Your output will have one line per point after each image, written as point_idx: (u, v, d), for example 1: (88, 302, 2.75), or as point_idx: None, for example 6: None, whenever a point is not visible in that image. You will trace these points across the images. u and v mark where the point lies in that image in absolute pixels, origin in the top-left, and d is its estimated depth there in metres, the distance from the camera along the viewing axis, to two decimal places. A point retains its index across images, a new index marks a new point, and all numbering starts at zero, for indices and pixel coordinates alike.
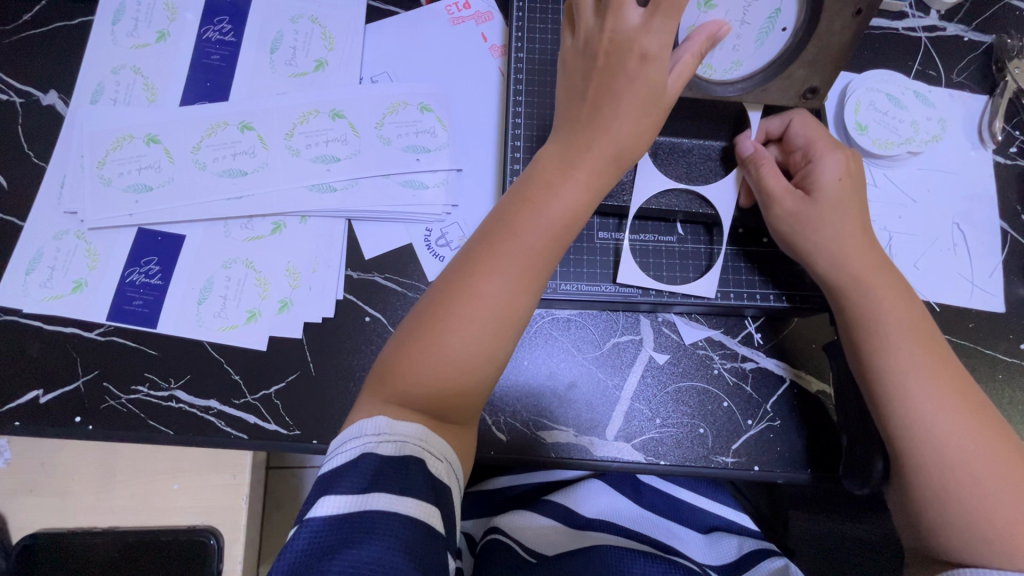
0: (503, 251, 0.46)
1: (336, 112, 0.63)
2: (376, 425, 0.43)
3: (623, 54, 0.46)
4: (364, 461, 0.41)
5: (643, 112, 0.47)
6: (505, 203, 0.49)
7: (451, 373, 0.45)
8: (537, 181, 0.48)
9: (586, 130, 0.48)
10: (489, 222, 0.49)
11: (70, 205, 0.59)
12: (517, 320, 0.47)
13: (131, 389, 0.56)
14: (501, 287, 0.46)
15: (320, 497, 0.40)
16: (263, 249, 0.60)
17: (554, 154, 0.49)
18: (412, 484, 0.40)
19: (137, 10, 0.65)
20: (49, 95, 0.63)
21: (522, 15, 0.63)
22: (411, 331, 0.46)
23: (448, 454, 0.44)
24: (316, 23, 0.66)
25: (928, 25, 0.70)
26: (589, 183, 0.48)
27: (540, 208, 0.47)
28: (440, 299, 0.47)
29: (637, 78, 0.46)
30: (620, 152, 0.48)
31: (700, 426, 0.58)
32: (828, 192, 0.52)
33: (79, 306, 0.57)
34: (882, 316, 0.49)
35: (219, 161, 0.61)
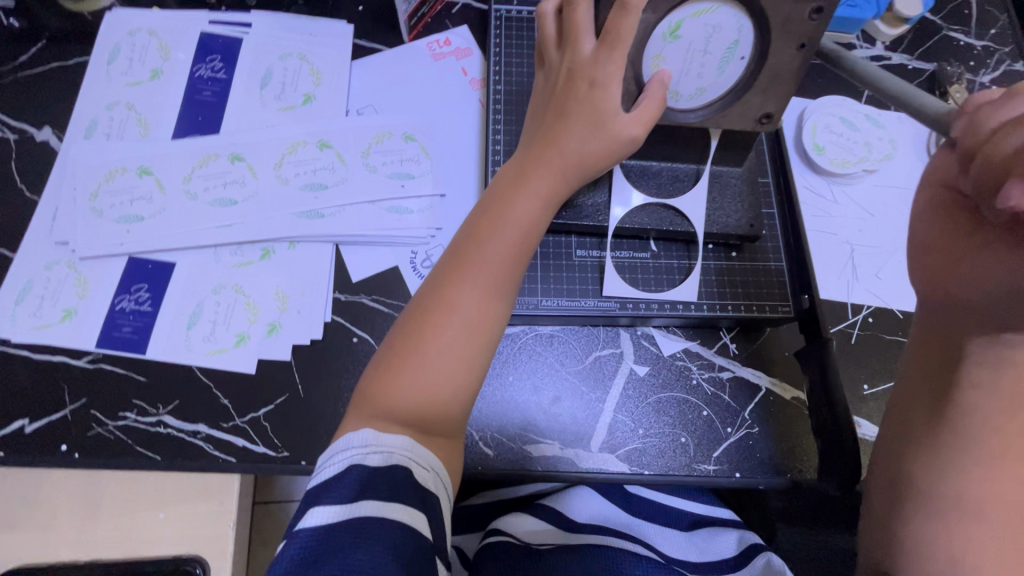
0: (471, 261, 0.50)
1: (323, 142, 0.66)
2: (362, 438, 0.44)
3: (573, 84, 0.50)
4: (351, 473, 0.42)
5: (594, 134, 0.50)
6: (480, 216, 0.52)
7: (427, 381, 0.47)
8: (503, 196, 0.52)
9: (548, 149, 0.51)
10: (463, 236, 0.52)
11: (62, 236, 0.61)
12: (488, 327, 0.50)
13: (119, 415, 0.56)
14: (474, 296, 0.49)
15: (309, 509, 0.41)
16: (253, 274, 0.61)
17: (514, 169, 0.53)
18: (401, 492, 0.42)
19: (131, 51, 0.68)
20: (43, 131, 0.65)
21: (500, 51, 0.68)
22: (390, 347, 0.49)
23: (433, 462, 0.45)
24: (305, 60, 0.69)
25: (875, 54, 0.78)
26: (543, 194, 0.51)
27: (510, 220, 0.51)
28: (420, 315, 0.49)
29: (586, 104, 0.50)
30: (576, 165, 0.51)
31: (681, 435, 0.60)
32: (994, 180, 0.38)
33: (67, 334, 0.58)
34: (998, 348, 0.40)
35: (210, 191, 0.63)
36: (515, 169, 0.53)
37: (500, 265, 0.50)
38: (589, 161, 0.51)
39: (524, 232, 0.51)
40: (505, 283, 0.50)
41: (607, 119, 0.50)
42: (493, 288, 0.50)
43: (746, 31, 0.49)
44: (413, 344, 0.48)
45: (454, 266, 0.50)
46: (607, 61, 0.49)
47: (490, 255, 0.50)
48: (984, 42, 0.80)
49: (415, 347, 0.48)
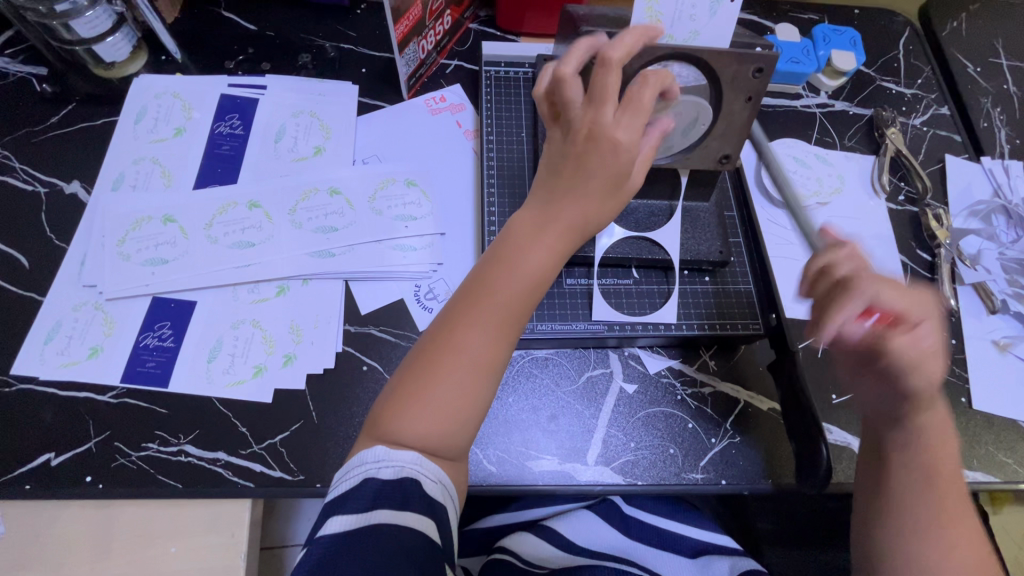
0: (483, 309, 0.50)
1: (333, 189, 0.72)
2: (375, 453, 0.47)
3: (594, 145, 0.50)
4: (367, 485, 0.46)
5: (608, 195, 0.52)
6: (490, 267, 0.52)
7: (440, 419, 0.48)
8: (515, 250, 0.52)
9: (562, 207, 0.52)
10: (473, 287, 0.52)
11: (90, 279, 0.65)
12: (494, 369, 0.51)
13: (141, 446, 0.60)
14: (485, 341, 0.50)
15: (328, 517, 0.46)
16: (269, 310, 0.66)
17: (527, 221, 0.53)
18: (412, 502, 0.46)
19: (156, 112, 0.75)
20: (72, 184, 0.71)
21: (491, 105, 0.77)
22: (408, 378, 0.50)
23: (442, 475, 0.49)
24: (315, 117, 0.77)
25: (820, 102, 0.89)
26: (555, 249, 0.52)
27: (522, 275, 0.51)
28: (431, 350, 0.50)
29: (606, 166, 0.50)
30: (586, 223, 0.52)
31: (670, 447, 0.65)
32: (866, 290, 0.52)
33: (93, 370, 0.62)
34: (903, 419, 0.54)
35: (229, 235, 0.68)
36: (523, 226, 0.53)
37: (505, 316, 0.51)
38: (601, 219, 0.53)
39: (534, 284, 0.52)
40: (511, 325, 0.52)
41: (623, 181, 0.52)
42: (502, 334, 0.51)
43: (699, 101, 0.57)
44: (422, 381, 0.49)
45: (466, 310, 0.51)
46: (625, 123, 0.50)
47: (501, 303, 0.51)
48: (913, 90, 0.92)
49: (424, 381, 0.49)
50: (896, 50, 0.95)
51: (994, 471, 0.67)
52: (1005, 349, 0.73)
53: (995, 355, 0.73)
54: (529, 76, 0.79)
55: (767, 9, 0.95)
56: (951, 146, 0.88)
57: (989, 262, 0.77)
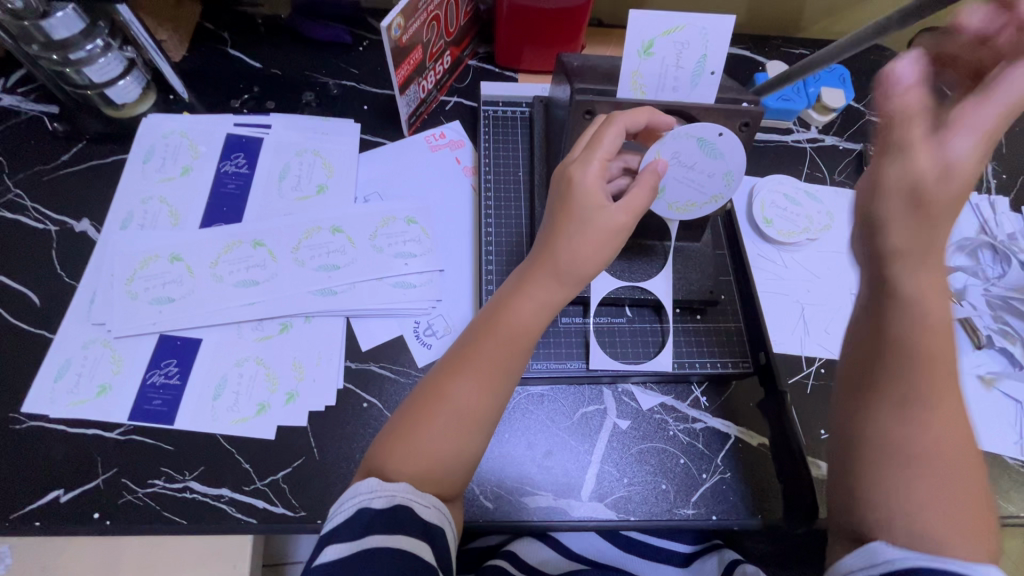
0: (469, 358, 0.54)
1: (335, 227, 0.74)
2: (370, 485, 0.49)
3: (559, 183, 0.55)
4: (361, 514, 0.47)
5: (580, 231, 0.53)
6: (482, 318, 0.57)
7: (425, 459, 0.51)
8: (502, 299, 0.56)
9: (541, 253, 0.55)
10: (466, 336, 0.57)
11: (99, 317, 0.67)
12: (480, 420, 0.54)
13: (148, 482, 0.61)
14: (469, 390, 0.53)
15: (324, 546, 0.47)
16: (272, 347, 0.68)
17: (516, 272, 0.58)
18: (404, 526, 0.47)
19: (164, 151, 0.77)
20: (82, 222, 0.73)
21: (489, 144, 0.79)
22: (399, 423, 0.54)
23: (435, 500, 0.50)
24: (318, 156, 0.79)
25: (811, 137, 0.91)
26: (536, 297, 0.55)
27: (506, 325, 0.55)
28: (420, 399, 0.54)
29: (571, 199, 0.53)
30: (564, 267, 0.54)
31: (662, 483, 0.66)
32: (950, 188, 0.42)
33: (101, 408, 0.64)
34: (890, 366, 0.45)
35: (234, 274, 0.70)
36: (518, 276, 0.57)
37: (494, 365, 0.54)
38: (588, 260, 0.53)
39: (517, 336, 0.55)
40: (500, 375, 0.54)
41: (593, 214, 0.53)
42: (487, 385, 0.54)
43: (698, 129, 0.54)
44: (411, 424, 0.53)
45: (455, 361, 0.55)
46: (589, 164, 0.53)
47: (485, 353, 0.54)
48: None
49: (412, 426, 0.52)
50: None
51: None
52: (990, 384, 0.75)
53: (981, 391, 0.75)
54: (526, 115, 0.81)
55: (759, 44, 0.98)
56: None
57: (974, 299, 0.79)
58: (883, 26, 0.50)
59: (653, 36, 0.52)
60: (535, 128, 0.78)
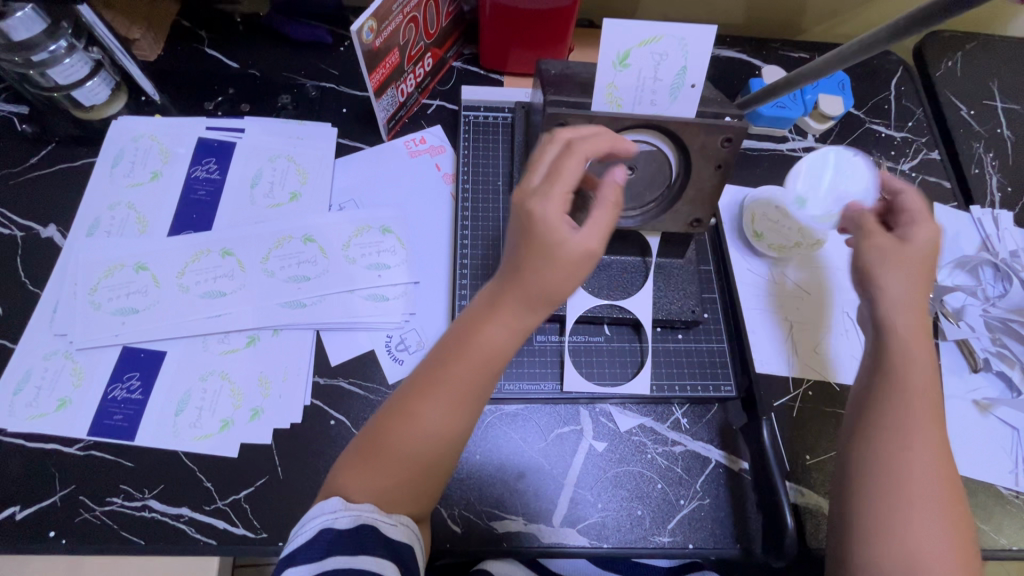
0: (436, 380, 0.49)
1: (307, 237, 0.72)
2: (333, 504, 0.47)
3: (517, 214, 0.49)
4: (322, 536, 0.46)
5: (546, 262, 0.47)
6: (450, 337, 0.50)
7: (393, 485, 0.48)
8: (469, 322, 0.50)
9: (510, 278, 0.48)
10: (434, 353, 0.51)
11: (61, 328, 0.65)
12: (454, 440, 0.50)
13: (106, 500, 0.60)
14: (439, 415, 0.49)
15: (283, 572, 0.45)
16: (238, 361, 0.66)
17: (481, 295, 0.51)
18: (369, 545, 0.45)
19: (134, 155, 0.75)
20: (49, 228, 0.71)
21: (468, 150, 0.76)
22: (366, 439, 0.50)
23: (403, 517, 0.49)
24: (292, 161, 0.76)
25: (807, 146, 0.88)
26: (508, 322, 0.48)
27: (475, 349, 0.48)
28: (386, 418, 0.49)
29: (534, 232, 0.47)
30: (535, 296, 0.48)
31: (637, 508, 0.64)
32: (918, 255, 0.53)
33: (61, 423, 0.62)
34: (890, 413, 0.50)
35: (201, 284, 0.68)
36: (482, 301, 0.50)
37: (465, 386, 0.49)
38: (555, 294, 0.48)
39: (488, 361, 0.49)
40: (471, 397, 0.49)
41: (561, 246, 0.46)
42: (458, 407, 0.49)
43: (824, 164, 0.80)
44: (378, 445, 0.49)
45: (421, 382, 0.49)
46: (550, 195, 0.47)
47: (454, 376, 0.48)
48: (903, 133, 0.90)
49: (379, 449, 0.49)
50: (888, 91, 0.93)
51: None
52: (986, 410, 0.72)
53: (975, 416, 0.72)
54: (508, 122, 0.78)
55: (757, 46, 0.94)
56: (939, 193, 0.86)
57: (972, 319, 0.75)
58: (872, 42, 0.48)
59: (630, 47, 0.48)
60: (516, 135, 0.75)
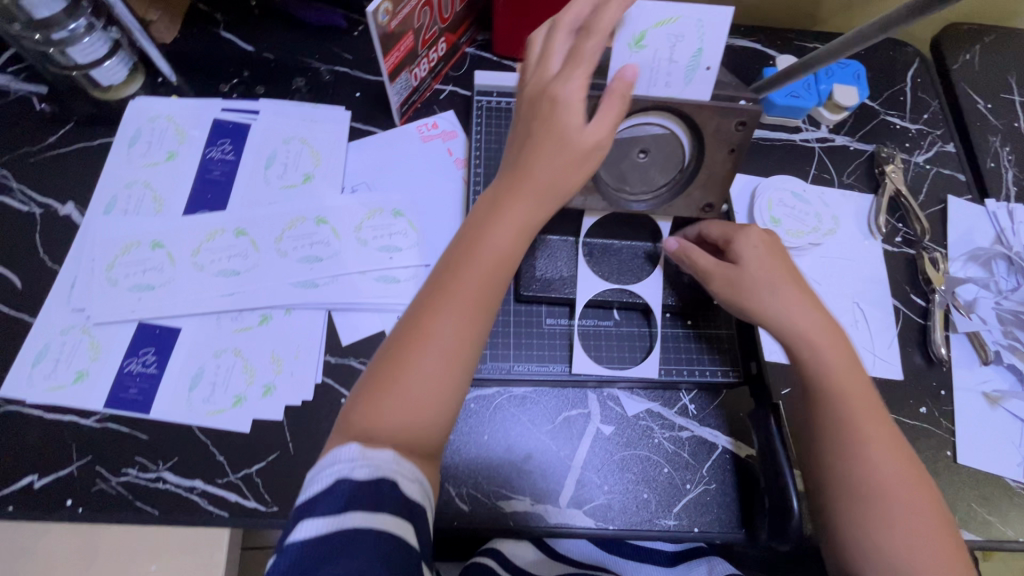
0: (454, 290, 0.49)
1: (320, 218, 0.73)
2: (351, 452, 0.45)
3: (535, 100, 0.49)
4: (339, 486, 0.44)
5: (562, 153, 0.48)
6: (457, 246, 0.51)
7: (410, 422, 0.47)
8: (477, 223, 0.51)
9: (523, 170, 0.49)
10: (442, 269, 0.51)
11: (79, 303, 0.67)
12: (468, 360, 0.50)
13: (122, 471, 0.61)
14: (457, 331, 0.49)
15: (297, 524, 0.43)
16: (251, 339, 0.67)
17: (489, 196, 0.52)
18: (386, 501, 0.44)
19: (151, 135, 0.76)
20: (67, 206, 0.72)
21: (481, 135, 0.76)
22: (379, 374, 0.49)
23: (419, 474, 0.47)
24: (306, 144, 0.77)
25: (820, 137, 0.87)
26: (519, 221, 0.50)
27: (490, 249, 0.50)
28: (402, 343, 0.49)
29: (551, 121, 0.48)
30: (548, 190, 0.49)
31: (643, 491, 0.65)
32: (751, 266, 0.57)
33: (78, 395, 0.63)
34: (831, 431, 0.53)
35: (216, 263, 0.69)
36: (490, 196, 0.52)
37: (479, 300, 0.50)
38: (562, 185, 0.50)
39: (499, 263, 0.50)
40: (484, 307, 0.50)
41: (576, 135, 0.48)
42: (475, 321, 0.50)
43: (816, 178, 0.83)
44: (394, 372, 0.48)
45: (435, 300, 0.49)
46: (571, 78, 0.47)
47: (471, 285, 0.49)
48: (918, 125, 0.89)
49: (393, 378, 0.48)
50: (904, 83, 0.92)
51: (974, 528, 0.66)
52: (995, 402, 0.72)
53: (985, 408, 0.72)
54: None
55: (772, 36, 0.93)
56: (954, 186, 0.85)
57: (984, 312, 0.75)
58: (889, 21, 0.47)
59: (645, 27, 0.47)
60: None
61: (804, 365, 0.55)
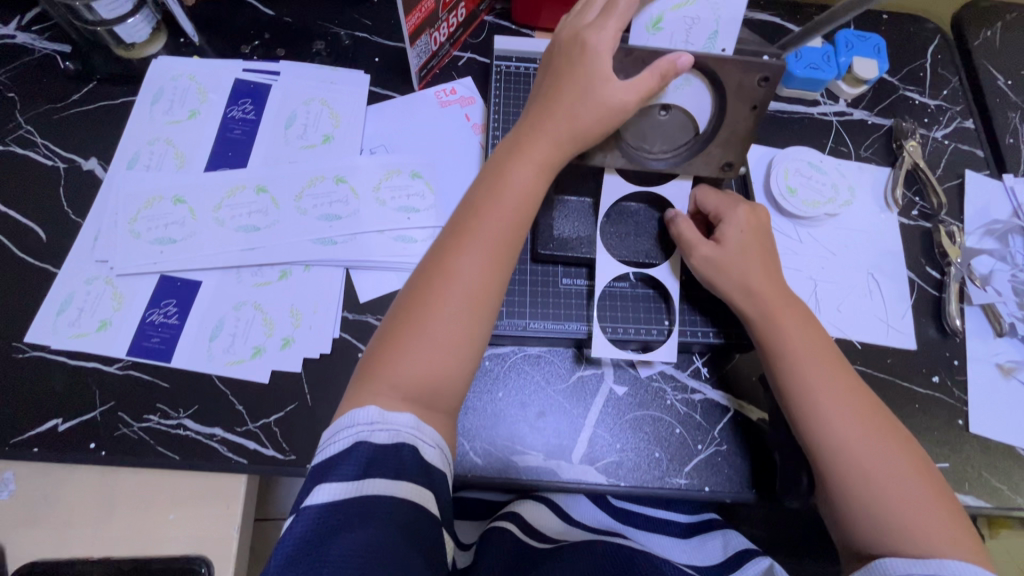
0: (477, 227, 0.55)
1: (339, 178, 0.73)
2: (367, 414, 0.48)
3: (570, 47, 0.56)
4: (359, 449, 0.46)
5: (586, 100, 0.55)
6: (483, 187, 0.58)
7: (430, 354, 0.51)
8: (503, 165, 0.57)
9: (548, 117, 0.57)
10: (465, 211, 0.57)
11: (102, 254, 0.68)
12: (487, 298, 0.54)
13: (143, 417, 0.62)
14: (477, 266, 0.54)
15: (317, 485, 0.45)
16: (271, 293, 0.68)
17: (516, 139, 0.58)
18: (404, 468, 0.46)
19: (173, 93, 0.77)
20: (90, 161, 0.73)
21: (499, 100, 0.76)
22: (406, 309, 0.53)
23: (437, 440, 0.50)
24: (326, 105, 0.78)
25: (838, 110, 0.87)
26: (540, 161, 0.57)
27: (511, 188, 0.56)
28: (427, 275, 0.54)
29: (580, 68, 0.55)
30: (571, 133, 0.56)
31: (655, 451, 0.65)
32: (732, 243, 0.62)
33: (101, 342, 0.64)
34: (795, 392, 0.57)
35: (237, 218, 0.70)
36: (515, 137, 0.58)
37: (499, 238, 0.55)
38: (584, 129, 0.56)
39: (523, 201, 0.56)
40: (504, 248, 0.55)
41: (601, 86, 0.54)
42: (495, 258, 0.55)
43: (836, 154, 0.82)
44: (418, 303, 0.53)
45: (459, 238, 0.55)
46: (604, 29, 0.54)
47: (492, 224, 0.55)
48: (937, 101, 0.89)
49: (422, 314, 0.52)
50: (924, 59, 0.92)
51: (985, 496, 0.67)
52: (1009, 373, 0.72)
53: (998, 379, 0.72)
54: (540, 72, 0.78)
55: (791, 10, 0.93)
56: (972, 161, 0.85)
57: (999, 284, 0.75)
58: None
59: (662, 12, 0.50)
60: None
61: (765, 334, 0.60)
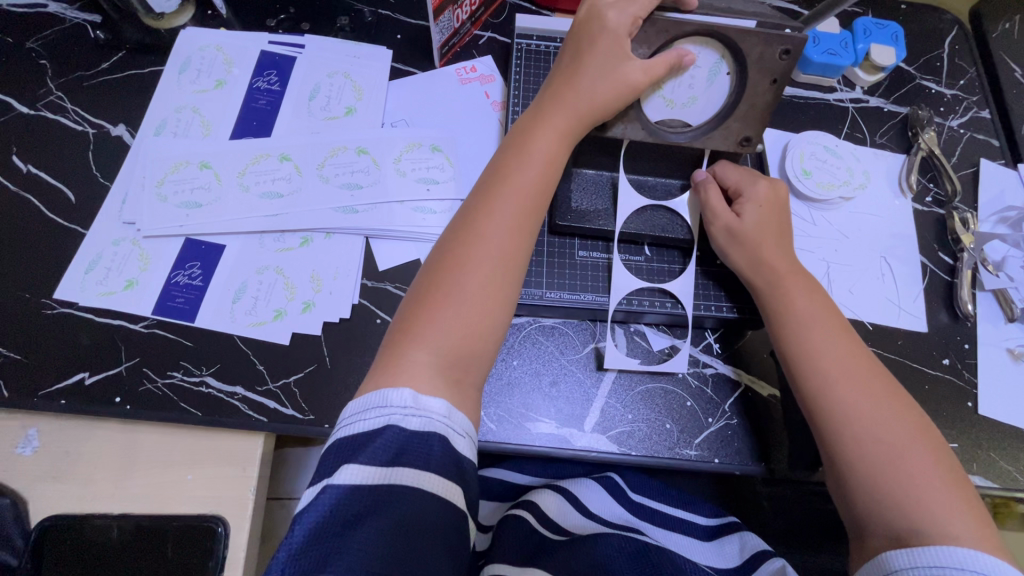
0: (499, 192, 0.56)
1: (361, 149, 0.75)
2: (402, 398, 0.46)
3: (590, 24, 0.59)
4: (389, 434, 0.44)
5: (604, 76, 0.57)
6: (505, 157, 0.59)
7: (456, 317, 0.52)
8: (526, 136, 0.59)
9: (569, 90, 0.59)
10: (488, 179, 0.58)
11: (129, 217, 0.69)
12: (511, 263, 0.55)
13: (167, 374, 0.64)
14: (502, 230, 0.55)
15: (342, 465, 0.43)
16: (293, 259, 0.69)
17: (537, 113, 0.60)
18: (434, 459, 0.44)
19: (200, 64, 0.78)
20: (118, 127, 0.75)
21: (519, 77, 0.77)
22: (431, 269, 0.55)
23: (467, 429, 0.48)
24: (349, 78, 0.79)
25: (854, 97, 0.87)
26: (560, 131, 0.58)
27: (533, 156, 0.58)
28: (453, 240, 0.55)
29: (601, 45, 0.57)
30: (590, 106, 0.57)
31: (666, 422, 0.66)
32: (750, 215, 0.64)
33: (128, 301, 0.66)
34: (806, 363, 0.58)
35: (261, 185, 0.71)
36: (535, 111, 0.60)
37: (521, 205, 0.56)
38: (603, 101, 0.57)
39: (544, 170, 0.58)
40: (527, 215, 0.56)
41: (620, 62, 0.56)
42: (519, 225, 0.56)
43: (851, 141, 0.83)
44: (443, 265, 0.54)
45: (482, 204, 0.56)
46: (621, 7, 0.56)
47: (514, 190, 0.57)
48: (953, 91, 0.89)
49: (445, 278, 0.53)
50: (941, 49, 0.92)
51: (992, 476, 0.67)
52: (1019, 358, 0.73)
53: (1008, 363, 0.72)
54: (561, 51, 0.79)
55: None
56: (987, 150, 0.85)
57: (1012, 270, 0.76)
58: None
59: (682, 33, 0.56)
60: None
61: (775, 308, 0.61)
